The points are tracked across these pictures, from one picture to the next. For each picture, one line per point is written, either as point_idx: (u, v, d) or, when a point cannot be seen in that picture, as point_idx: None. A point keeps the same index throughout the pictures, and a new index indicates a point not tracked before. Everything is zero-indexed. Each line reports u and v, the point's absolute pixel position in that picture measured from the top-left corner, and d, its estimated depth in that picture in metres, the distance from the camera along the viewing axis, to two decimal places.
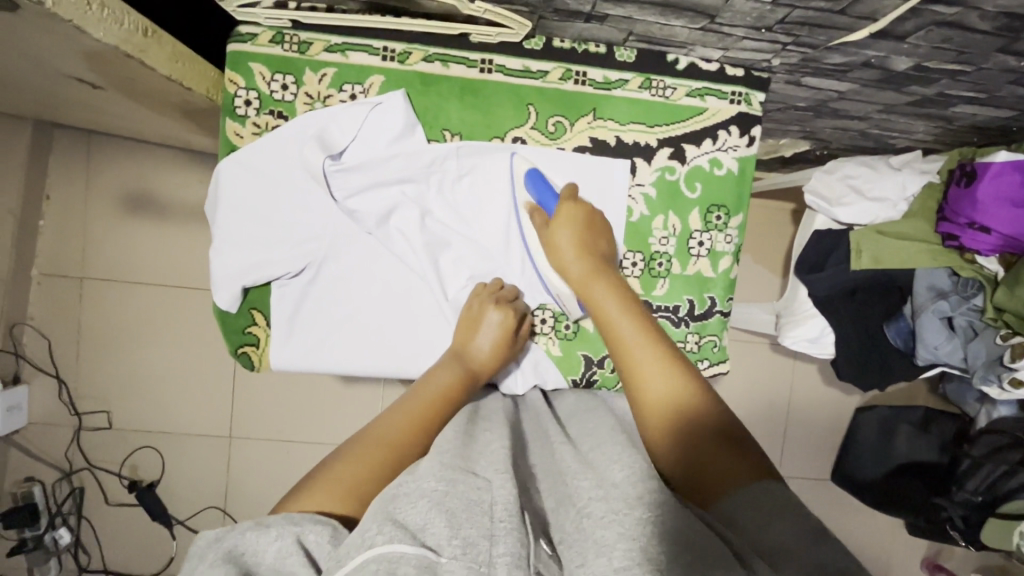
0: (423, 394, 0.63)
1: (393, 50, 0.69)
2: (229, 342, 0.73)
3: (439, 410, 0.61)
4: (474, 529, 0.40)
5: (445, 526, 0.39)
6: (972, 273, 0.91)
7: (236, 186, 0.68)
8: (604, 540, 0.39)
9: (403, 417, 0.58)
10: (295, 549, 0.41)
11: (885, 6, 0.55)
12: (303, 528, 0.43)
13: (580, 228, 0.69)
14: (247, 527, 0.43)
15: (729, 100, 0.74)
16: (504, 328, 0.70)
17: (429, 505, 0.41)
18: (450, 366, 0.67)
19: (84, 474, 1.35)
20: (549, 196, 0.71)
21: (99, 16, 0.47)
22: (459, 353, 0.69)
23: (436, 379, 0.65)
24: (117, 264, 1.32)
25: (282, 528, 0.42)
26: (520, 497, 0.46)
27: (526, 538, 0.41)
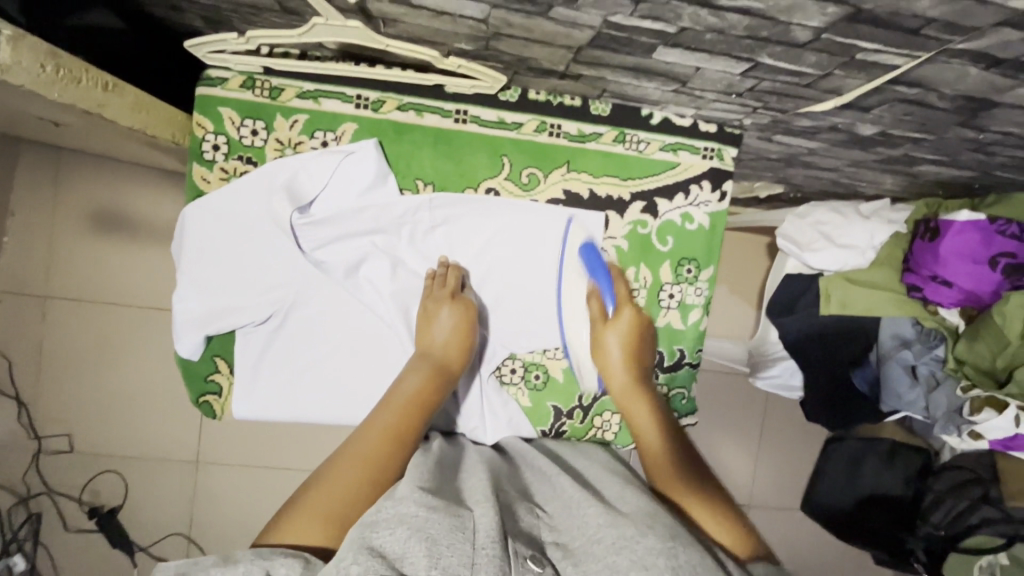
0: (395, 401, 0.62)
1: (366, 98, 0.68)
2: (191, 390, 0.71)
3: (414, 416, 0.62)
4: (454, 558, 0.42)
5: (424, 557, 0.42)
6: (935, 323, 0.93)
7: (200, 233, 0.67)
8: (615, 566, 0.44)
9: (378, 431, 0.59)
10: None
11: (849, 84, 0.56)
12: (273, 562, 0.44)
13: (632, 332, 0.72)
14: (213, 563, 0.45)
15: (701, 155, 0.74)
16: (460, 321, 0.70)
17: (408, 533, 0.43)
18: (419, 366, 0.67)
19: (42, 499, 1.31)
20: (600, 273, 0.73)
21: (53, 77, 0.45)
22: (426, 349, 0.69)
23: (406, 384, 0.64)
24: (83, 283, 1.28)
25: (249, 564, 0.44)
26: (503, 521, 0.48)
27: (504, 563, 0.43)
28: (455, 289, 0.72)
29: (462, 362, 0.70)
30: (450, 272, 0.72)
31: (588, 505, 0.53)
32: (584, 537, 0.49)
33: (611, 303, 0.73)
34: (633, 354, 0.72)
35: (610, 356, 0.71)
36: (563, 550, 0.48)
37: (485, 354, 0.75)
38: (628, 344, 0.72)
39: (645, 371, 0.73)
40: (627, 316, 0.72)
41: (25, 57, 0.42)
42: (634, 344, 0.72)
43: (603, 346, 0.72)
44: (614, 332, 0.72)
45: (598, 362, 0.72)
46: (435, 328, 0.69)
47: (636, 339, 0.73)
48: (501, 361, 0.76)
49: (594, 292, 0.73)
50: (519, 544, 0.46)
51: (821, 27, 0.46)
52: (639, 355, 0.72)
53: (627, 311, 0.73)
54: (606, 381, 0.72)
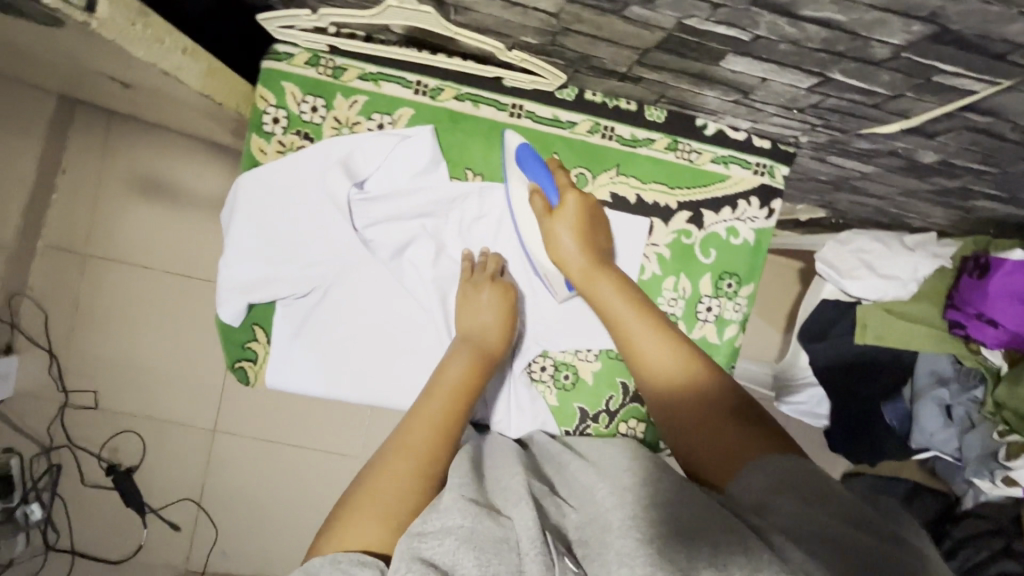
0: (440, 388, 0.63)
1: (426, 85, 0.69)
2: (228, 355, 0.72)
3: (460, 402, 0.62)
4: (502, 565, 0.42)
5: (474, 565, 0.42)
6: (974, 362, 0.90)
7: (254, 202, 0.69)
8: (622, 548, 0.44)
9: (427, 419, 0.59)
10: None
11: (918, 107, 0.55)
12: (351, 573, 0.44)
13: (584, 217, 0.69)
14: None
15: (753, 170, 0.74)
16: (502, 303, 0.70)
17: (457, 544, 0.44)
18: (462, 351, 0.67)
19: (64, 451, 1.34)
20: (540, 172, 0.69)
21: (142, 35, 0.47)
22: (467, 333, 0.69)
23: (450, 371, 0.64)
24: (122, 245, 1.32)
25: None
26: (541, 519, 0.48)
27: (550, 564, 0.43)
28: (494, 273, 0.72)
29: (503, 348, 0.70)
30: (492, 259, 0.72)
31: (604, 493, 0.52)
32: (600, 523, 0.49)
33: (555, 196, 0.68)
34: (589, 236, 0.68)
35: (564, 245, 0.68)
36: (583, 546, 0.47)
37: (518, 349, 0.75)
38: (580, 232, 0.68)
39: (602, 251, 0.69)
40: (572, 203, 0.68)
41: (120, 12, 0.44)
42: (588, 229, 0.69)
43: (555, 240, 0.68)
44: (562, 220, 0.68)
45: (552, 252, 0.69)
46: (477, 310, 0.70)
47: (588, 223, 0.69)
48: (532, 358, 0.75)
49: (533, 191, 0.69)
50: (557, 540, 0.47)
51: (902, 45, 0.45)
52: (595, 240, 0.69)
53: (570, 195, 0.69)
54: (565, 270, 0.69)
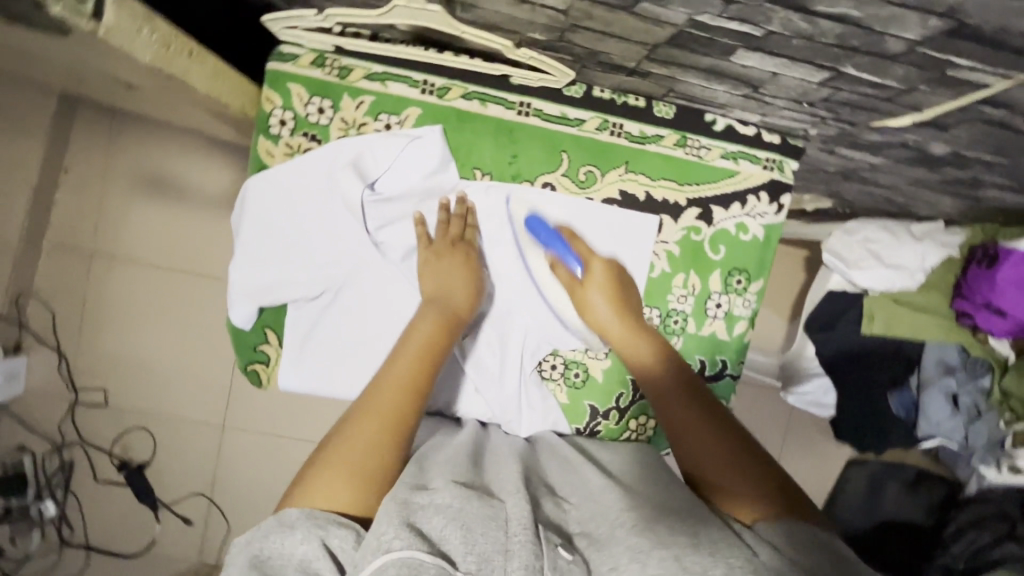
0: (406, 349, 0.62)
1: (432, 84, 0.69)
2: (240, 358, 0.73)
3: (427, 366, 0.61)
4: (488, 545, 0.43)
5: (461, 543, 0.43)
6: (983, 353, 0.93)
7: (263, 206, 0.69)
8: (638, 546, 0.45)
9: (392, 381, 0.59)
10: (320, 552, 0.45)
11: (930, 101, 0.55)
12: (326, 531, 0.47)
13: (610, 283, 0.70)
14: (272, 529, 0.47)
15: (762, 165, 0.73)
16: (466, 269, 0.69)
17: (445, 520, 0.44)
18: (427, 313, 0.66)
19: (75, 449, 1.36)
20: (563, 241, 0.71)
21: (149, 40, 0.47)
22: (432, 296, 0.67)
23: (417, 332, 0.64)
24: (127, 244, 1.32)
25: (306, 530, 0.46)
26: (533, 512, 0.49)
27: (538, 550, 0.44)
28: (458, 237, 0.71)
29: (469, 310, 0.69)
30: (456, 220, 0.71)
31: (607, 495, 0.54)
32: (607, 523, 0.50)
33: (578, 265, 0.70)
34: (620, 302, 0.70)
35: (597, 310, 0.69)
36: (589, 538, 0.49)
37: (529, 349, 0.75)
38: (611, 298, 0.70)
39: (635, 313, 0.70)
40: (598, 269, 0.70)
41: (127, 19, 0.43)
42: (617, 293, 0.70)
43: (587, 306, 0.70)
44: (593, 287, 0.70)
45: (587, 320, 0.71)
46: (442, 276, 0.68)
47: (616, 288, 0.71)
48: (543, 357, 0.76)
49: (556, 262, 0.71)
50: (550, 532, 0.47)
51: (917, 40, 0.45)
52: (626, 303, 0.70)
53: (597, 264, 0.71)
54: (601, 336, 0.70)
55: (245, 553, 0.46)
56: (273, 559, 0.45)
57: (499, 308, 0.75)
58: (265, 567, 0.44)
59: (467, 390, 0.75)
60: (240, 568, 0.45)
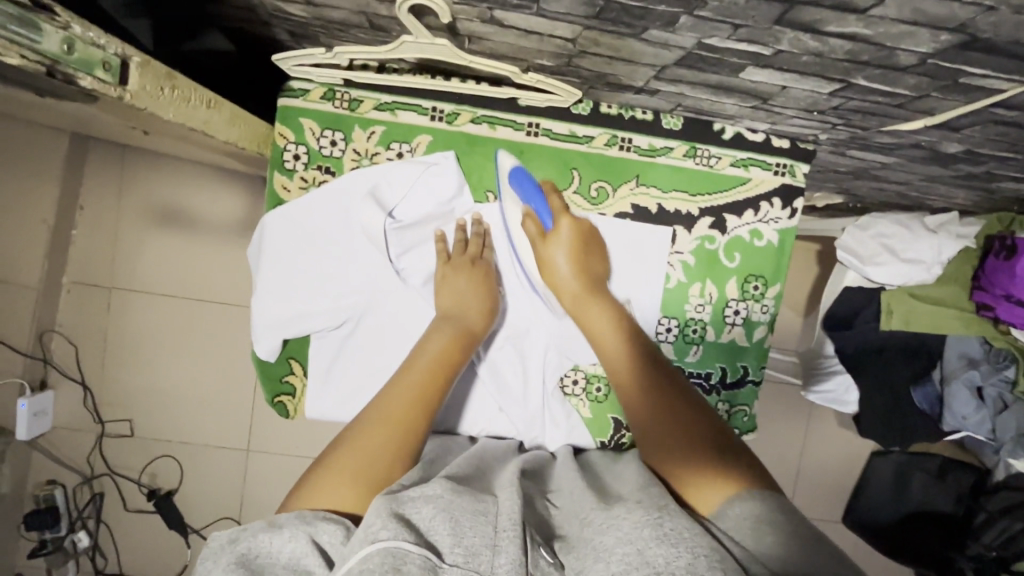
0: (419, 362, 0.62)
1: (441, 111, 0.70)
2: (267, 391, 0.74)
3: (437, 379, 0.61)
4: (476, 539, 0.42)
5: (448, 534, 0.42)
6: (1005, 344, 0.90)
7: (282, 239, 0.70)
8: (604, 545, 0.42)
9: (403, 392, 0.59)
10: (308, 549, 0.44)
11: (943, 106, 0.55)
12: (316, 528, 0.46)
13: (575, 242, 0.69)
14: (260, 528, 0.46)
15: (773, 172, 0.74)
16: (480, 283, 0.70)
17: (434, 512, 0.44)
18: (442, 329, 0.66)
19: (104, 480, 1.38)
20: (536, 195, 0.68)
21: (170, 98, 0.48)
22: (448, 311, 0.68)
23: (430, 345, 0.64)
24: (143, 275, 1.34)
25: (295, 529, 0.46)
26: (523, 512, 0.48)
27: (524, 545, 0.43)
28: (475, 256, 0.72)
29: (484, 327, 0.69)
30: (474, 239, 0.72)
31: (585, 496, 0.51)
32: (578, 521, 0.48)
33: (548, 219, 0.69)
34: (582, 263, 0.69)
35: (558, 266, 0.68)
36: (563, 542, 0.47)
37: (550, 365, 0.76)
38: (575, 258, 0.69)
39: (597, 280, 0.69)
40: (565, 227, 0.69)
41: (149, 81, 0.44)
42: (581, 252, 0.69)
43: (549, 262, 0.69)
44: (557, 245, 0.68)
45: (546, 277, 0.69)
46: (455, 290, 0.69)
47: (581, 246, 0.70)
48: (564, 372, 0.76)
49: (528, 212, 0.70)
50: (535, 533, 0.46)
51: (930, 53, 0.45)
52: (588, 266, 0.69)
53: (564, 221, 0.69)
54: (557, 292, 0.69)
55: (229, 550, 0.44)
56: (260, 557, 0.44)
57: (517, 326, 0.76)
58: (252, 566, 0.43)
59: (491, 409, 0.75)
60: (221, 564, 0.43)
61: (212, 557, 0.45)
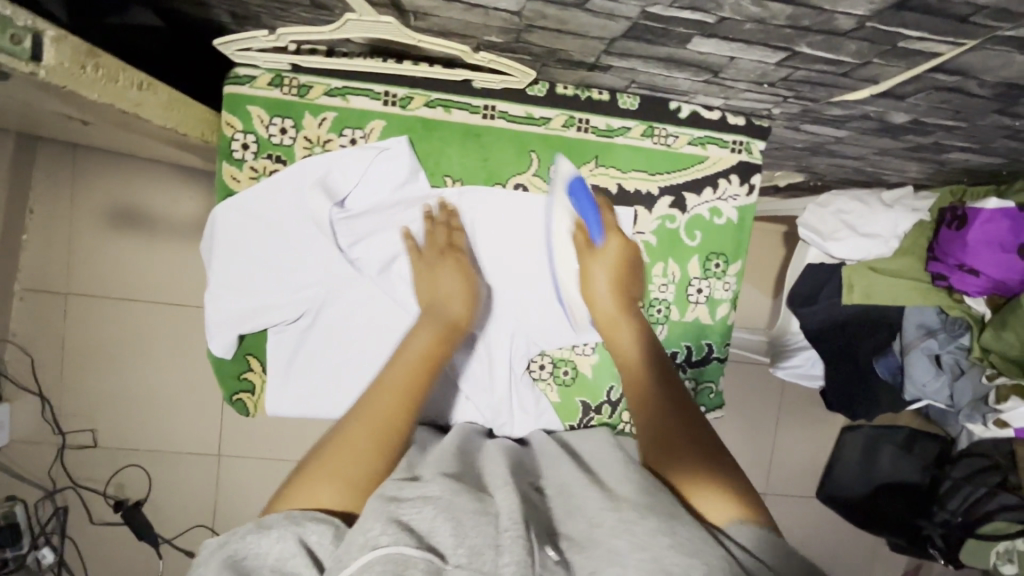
0: (405, 361, 0.60)
1: (394, 95, 0.68)
2: (225, 389, 0.71)
3: (423, 376, 0.59)
4: (479, 538, 0.41)
5: (451, 536, 0.41)
6: (961, 312, 0.93)
7: (233, 230, 0.67)
8: (618, 550, 0.41)
9: (390, 390, 0.56)
10: (296, 551, 0.43)
11: (886, 73, 0.56)
12: (304, 529, 0.45)
13: (618, 261, 0.70)
14: (247, 531, 0.45)
15: (730, 148, 0.74)
16: (461, 274, 0.68)
17: (435, 511, 0.43)
18: (426, 323, 0.64)
19: (68, 493, 1.33)
20: (590, 210, 0.70)
21: (93, 77, 0.46)
22: (430, 305, 0.66)
23: (414, 342, 0.62)
24: (101, 280, 1.29)
25: (282, 530, 0.44)
26: (524, 510, 0.46)
27: (528, 544, 0.41)
28: (451, 245, 0.70)
29: (467, 318, 0.67)
30: (446, 228, 0.70)
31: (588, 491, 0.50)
32: (559, 519, 0.45)
33: (598, 234, 0.70)
34: (620, 287, 0.69)
35: (597, 281, 0.69)
36: (569, 540, 0.44)
37: (517, 351, 0.75)
38: (613, 277, 0.69)
39: (633, 305, 0.69)
40: (613, 246, 0.70)
41: (67, 58, 0.42)
42: (621, 272, 0.70)
43: (589, 276, 0.69)
44: (598, 263, 0.69)
45: (582, 292, 0.70)
46: (438, 282, 0.67)
47: (623, 267, 0.70)
48: (532, 358, 0.76)
49: (579, 223, 0.71)
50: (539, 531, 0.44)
51: (867, 15, 0.45)
52: (627, 286, 0.70)
53: (614, 239, 0.70)
54: (592, 310, 0.69)
55: (216, 555, 0.43)
56: (248, 560, 0.43)
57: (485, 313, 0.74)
58: (238, 567, 0.42)
59: (457, 399, 0.74)
60: (210, 569, 0.42)
61: (204, 562, 0.44)
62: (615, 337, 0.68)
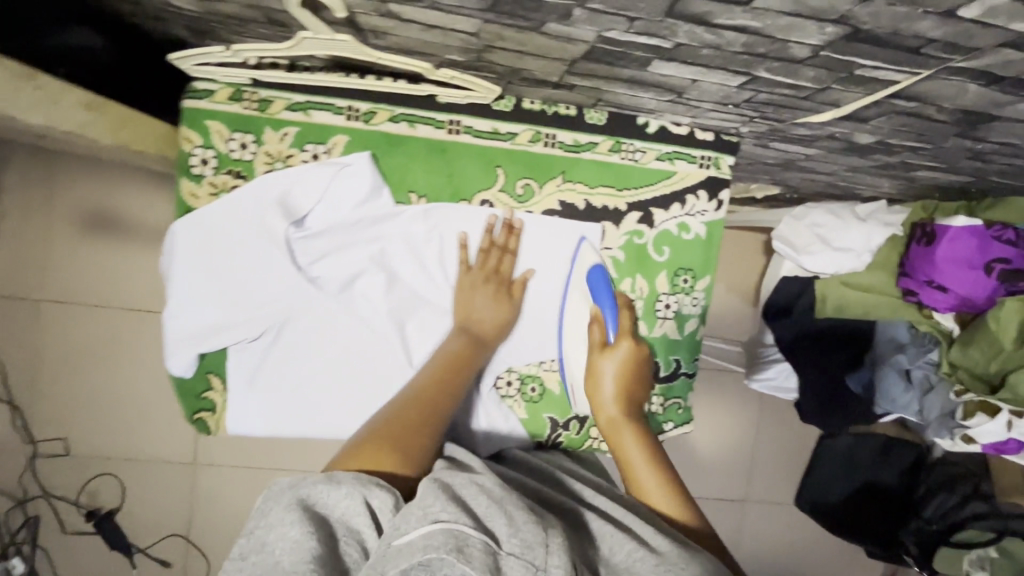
0: (437, 364, 0.65)
1: (357, 110, 0.67)
2: (185, 408, 0.70)
3: (454, 379, 0.63)
4: (530, 533, 0.42)
5: (504, 525, 0.42)
6: (929, 327, 0.93)
7: (191, 247, 0.66)
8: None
9: (427, 383, 0.62)
10: (360, 510, 0.45)
11: (846, 98, 0.55)
12: (369, 490, 0.46)
13: (629, 362, 0.69)
14: (318, 480, 0.46)
15: (698, 164, 0.74)
16: (496, 296, 0.70)
17: (488, 501, 0.44)
18: (456, 337, 0.68)
19: (40, 502, 1.31)
20: (606, 299, 0.71)
21: (32, 100, 0.45)
22: (462, 323, 0.69)
23: (442, 347, 0.67)
24: (73, 286, 1.27)
25: (351, 488, 0.46)
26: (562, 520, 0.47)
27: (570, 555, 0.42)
28: (492, 272, 0.70)
29: (495, 338, 0.70)
30: (493, 250, 0.71)
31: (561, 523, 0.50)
32: None
33: (613, 328, 0.71)
34: (629, 382, 0.69)
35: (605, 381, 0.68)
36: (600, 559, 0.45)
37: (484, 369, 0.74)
38: (624, 375, 0.69)
39: (637, 404, 0.68)
40: (625, 347, 0.70)
41: None
42: (630, 372, 0.69)
43: (598, 373, 0.68)
44: (609, 357, 0.69)
45: (590, 387, 0.69)
46: (473, 305, 0.69)
47: (632, 368, 0.70)
48: (498, 375, 0.74)
49: (596, 316, 0.72)
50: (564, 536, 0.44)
51: (820, 45, 0.45)
52: (634, 389, 0.69)
53: (626, 341, 0.70)
54: (596, 407, 0.68)
55: (291, 495, 0.44)
56: (317, 508, 0.44)
57: None
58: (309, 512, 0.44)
59: None
60: (284, 506, 0.44)
61: (273, 499, 0.45)
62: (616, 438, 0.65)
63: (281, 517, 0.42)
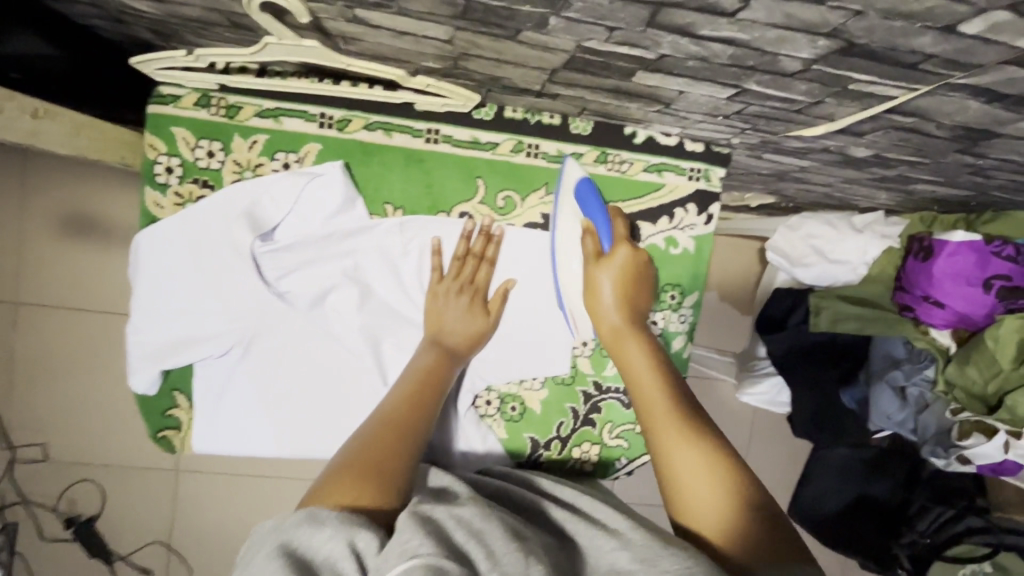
0: (409, 379, 0.61)
1: (331, 117, 0.64)
2: (149, 425, 0.68)
3: (427, 392, 0.60)
4: (512, 564, 0.39)
5: (484, 557, 0.39)
6: (926, 344, 0.88)
7: (155, 259, 0.63)
8: None
9: (400, 397, 0.58)
10: (344, 556, 0.39)
11: (840, 112, 0.53)
12: (355, 531, 0.41)
13: (628, 270, 0.63)
14: (302, 520, 0.42)
15: (687, 176, 0.71)
16: (469, 308, 0.67)
17: (467, 533, 0.41)
18: (427, 348, 0.65)
19: (18, 509, 1.28)
20: (599, 216, 0.64)
21: None
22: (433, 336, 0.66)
23: (412, 363, 0.63)
24: (52, 289, 1.24)
25: (335, 529, 0.41)
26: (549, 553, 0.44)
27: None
28: (467, 281, 0.67)
29: (467, 351, 0.66)
30: (467, 258, 0.68)
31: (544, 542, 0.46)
32: None
33: (607, 241, 0.64)
34: (628, 295, 0.63)
35: (604, 296, 0.63)
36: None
37: (461, 387, 0.71)
38: (622, 288, 0.63)
39: (639, 314, 0.64)
40: (621, 255, 0.63)
41: None
42: (629, 285, 0.63)
43: (596, 291, 0.63)
44: (604, 270, 0.63)
45: (588, 303, 0.64)
46: (443, 316, 0.66)
47: (631, 279, 0.64)
48: (476, 394, 0.72)
49: (590, 228, 0.65)
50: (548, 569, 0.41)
51: (812, 59, 0.42)
52: (635, 301, 0.64)
53: (624, 248, 0.63)
54: (596, 323, 0.64)
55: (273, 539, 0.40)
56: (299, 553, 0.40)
57: None
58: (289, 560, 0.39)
59: None
60: (264, 553, 0.40)
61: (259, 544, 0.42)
62: (620, 353, 0.62)
63: (259, 566, 0.38)
